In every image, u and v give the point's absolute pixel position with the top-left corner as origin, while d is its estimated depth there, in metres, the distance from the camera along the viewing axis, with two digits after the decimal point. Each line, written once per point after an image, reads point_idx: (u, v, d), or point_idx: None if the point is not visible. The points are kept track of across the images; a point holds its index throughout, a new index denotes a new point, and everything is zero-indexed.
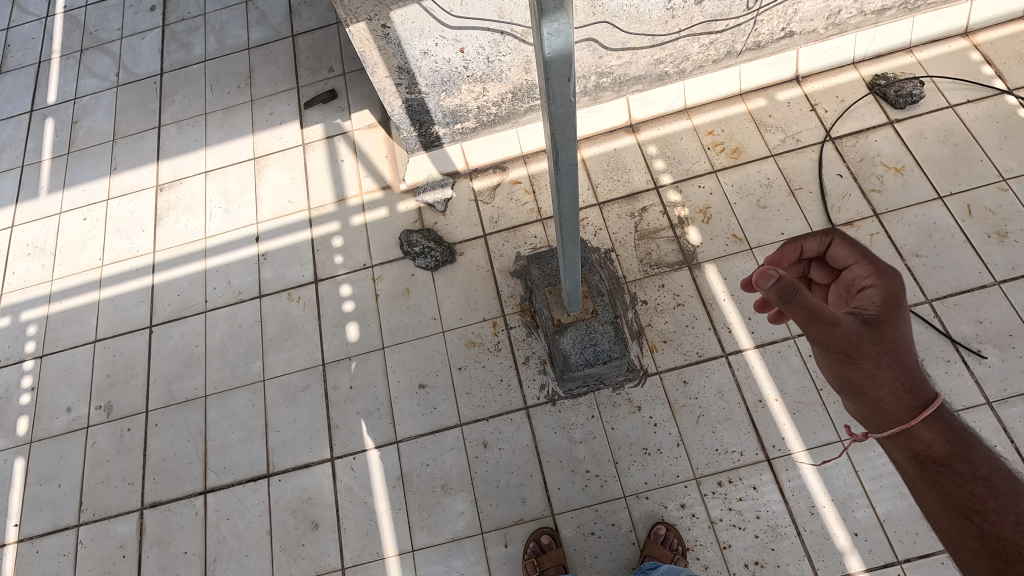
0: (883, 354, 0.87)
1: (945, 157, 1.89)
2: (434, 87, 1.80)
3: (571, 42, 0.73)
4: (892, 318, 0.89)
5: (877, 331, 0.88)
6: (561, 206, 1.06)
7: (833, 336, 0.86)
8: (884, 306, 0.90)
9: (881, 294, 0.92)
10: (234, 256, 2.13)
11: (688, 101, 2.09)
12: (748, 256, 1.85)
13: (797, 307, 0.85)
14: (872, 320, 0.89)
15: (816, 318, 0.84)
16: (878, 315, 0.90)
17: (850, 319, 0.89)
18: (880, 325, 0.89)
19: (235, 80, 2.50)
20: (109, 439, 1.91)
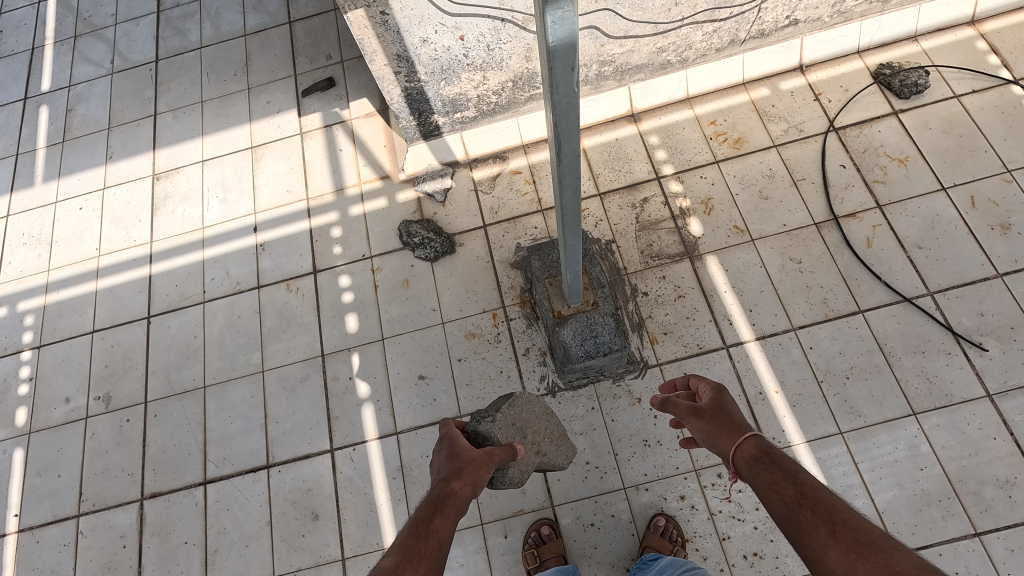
0: (726, 431, 1.08)
1: (949, 147, 1.87)
2: (434, 76, 1.77)
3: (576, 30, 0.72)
4: (720, 399, 1.17)
5: (712, 410, 1.14)
6: (563, 196, 1.04)
7: (702, 416, 1.14)
8: (714, 394, 1.19)
9: (714, 389, 1.22)
10: (232, 246, 2.11)
11: (691, 91, 2.06)
12: (750, 248, 1.83)
13: (686, 407, 1.19)
14: (713, 399, 1.19)
15: (696, 409, 1.18)
16: (712, 403, 1.18)
17: (709, 403, 1.18)
18: (714, 407, 1.15)
19: (232, 67, 2.46)
20: (108, 429, 1.91)
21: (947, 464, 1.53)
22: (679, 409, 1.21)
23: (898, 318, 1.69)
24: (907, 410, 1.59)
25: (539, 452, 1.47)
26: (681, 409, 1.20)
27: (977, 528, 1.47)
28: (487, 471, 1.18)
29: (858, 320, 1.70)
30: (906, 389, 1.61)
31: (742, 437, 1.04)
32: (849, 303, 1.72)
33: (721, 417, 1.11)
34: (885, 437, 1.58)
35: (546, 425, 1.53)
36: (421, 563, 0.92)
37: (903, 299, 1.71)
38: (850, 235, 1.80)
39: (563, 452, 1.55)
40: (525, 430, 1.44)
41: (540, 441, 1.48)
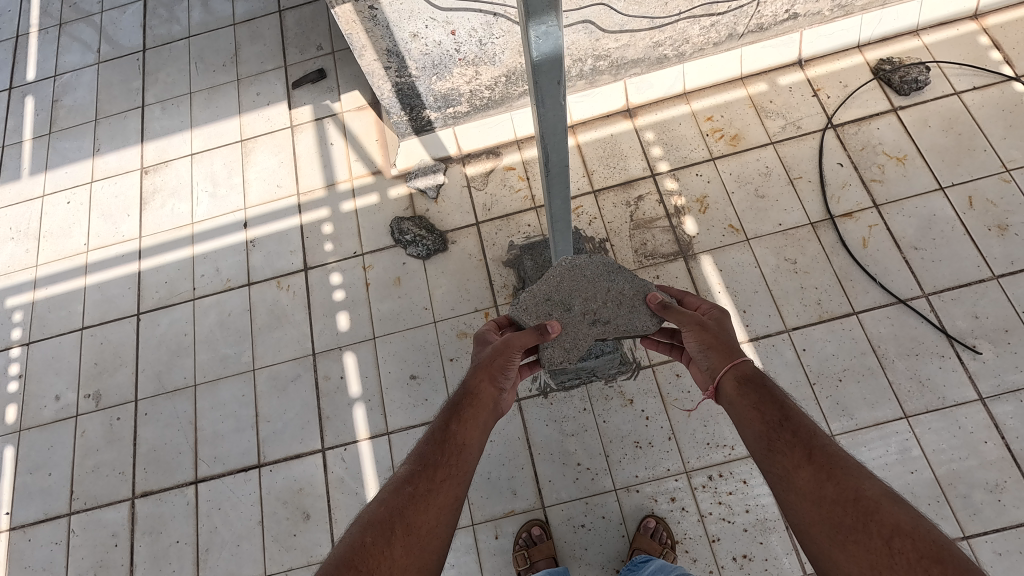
0: (725, 350, 1.18)
1: (948, 146, 1.85)
2: (425, 70, 1.74)
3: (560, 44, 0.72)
4: (724, 322, 1.26)
5: (716, 329, 1.23)
6: (553, 203, 1.03)
7: (706, 332, 1.23)
8: (718, 315, 1.27)
9: (717, 311, 1.30)
10: (222, 242, 2.09)
11: (687, 85, 2.03)
12: (745, 248, 1.81)
13: (692, 320, 1.26)
14: (716, 320, 1.27)
15: (703, 324, 1.25)
16: (715, 321, 1.26)
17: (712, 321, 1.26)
18: (717, 326, 1.24)
19: (221, 58, 2.41)
20: (99, 428, 1.90)
21: (937, 468, 1.53)
22: (685, 320, 1.27)
23: (893, 320, 1.68)
24: (899, 413, 1.59)
25: (592, 320, 1.40)
26: (686, 319, 1.27)
27: (965, 532, 1.47)
28: (511, 361, 1.26)
29: (852, 321, 1.69)
30: (898, 392, 1.61)
31: (741, 361, 1.15)
32: (843, 304, 1.71)
33: (722, 336, 1.21)
34: (876, 440, 1.58)
35: (606, 285, 1.42)
36: (437, 471, 1.06)
37: (897, 300, 1.69)
38: (846, 235, 1.79)
39: (642, 311, 1.39)
40: (569, 303, 1.41)
41: (596, 310, 1.41)
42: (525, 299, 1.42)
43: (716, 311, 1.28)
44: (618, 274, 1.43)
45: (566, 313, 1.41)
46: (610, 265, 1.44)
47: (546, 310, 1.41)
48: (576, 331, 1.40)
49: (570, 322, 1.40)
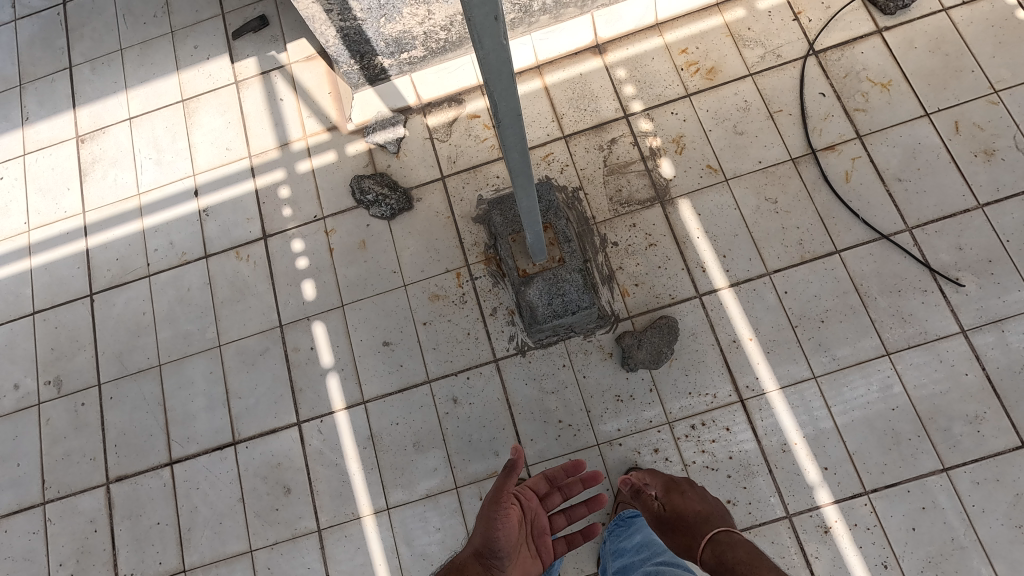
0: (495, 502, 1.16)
1: (934, 69, 1.75)
2: (371, 12, 1.58)
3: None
4: (676, 496, 1.32)
5: (675, 521, 1.28)
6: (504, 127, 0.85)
7: (662, 521, 1.30)
8: (662, 484, 1.36)
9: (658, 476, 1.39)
10: (172, 213, 1.96)
11: (660, 15, 1.88)
12: (723, 189, 1.73)
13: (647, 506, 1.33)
14: (665, 492, 1.34)
15: (670, 484, 1.35)
16: (663, 497, 1.33)
17: (657, 503, 1.33)
18: (686, 510, 1.29)
19: (151, 8, 2.19)
20: (64, 415, 1.82)
21: (918, 403, 1.53)
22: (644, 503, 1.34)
23: (875, 257, 1.63)
24: (882, 350, 1.57)
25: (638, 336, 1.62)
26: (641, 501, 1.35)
27: (945, 464, 1.49)
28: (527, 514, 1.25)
29: (834, 261, 1.64)
30: (880, 329, 1.59)
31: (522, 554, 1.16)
32: (826, 243, 1.66)
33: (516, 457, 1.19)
34: (859, 379, 1.56)
35: (582, 343, 1.66)
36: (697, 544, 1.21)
37: (880, 236, 1.64)
38: (829, 170, 1.71)
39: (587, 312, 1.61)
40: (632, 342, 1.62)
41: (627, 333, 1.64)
42: (649, 359, 1.61)
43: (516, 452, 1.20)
44: (568, 284, 1.59)
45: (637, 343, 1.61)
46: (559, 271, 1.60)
47: (668, 355, 1.62)
48: (648, 332, 1.62)
49: (653, 338, 1.61)
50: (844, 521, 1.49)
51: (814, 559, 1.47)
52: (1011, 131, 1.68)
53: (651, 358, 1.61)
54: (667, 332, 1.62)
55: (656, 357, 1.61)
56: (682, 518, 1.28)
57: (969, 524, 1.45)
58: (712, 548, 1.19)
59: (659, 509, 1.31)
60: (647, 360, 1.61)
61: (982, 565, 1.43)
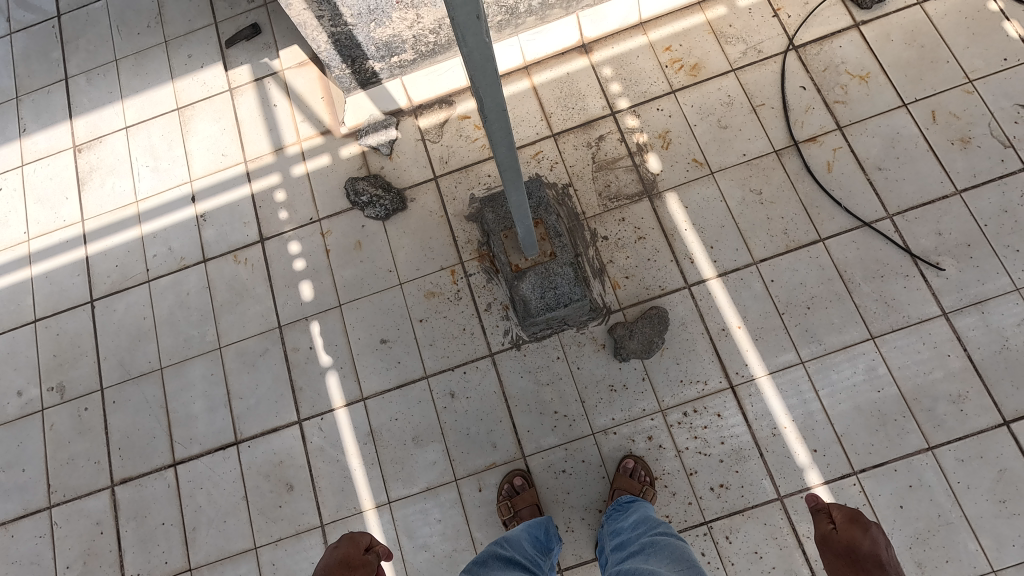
0: (346, 562, 1.11)
1: (911, 60, 1.80)
2: (361, 17, 1.61)
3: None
4: (857, 526, 1.13)
5: (843, 541, 1.11)
6: (491, 123, 0.90)
7: (830, 543, 1.13)
8: (847, 514, 1.17)
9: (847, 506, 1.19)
10: (170, 219, 1.99)
11: (644, 14, 1.93)
12: (709, 181, 1.78)
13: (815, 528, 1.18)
14: (847, 523, 1.15)
15: (856, 516, 1.15)
16: (841, 525, 1.15)
17: (841, 530, 1.14)
18: (858, 539, 1.10)
19: (145, 18, 2.23)
20: (67, 420, 1.85)
21: (903, 384, 1.57)
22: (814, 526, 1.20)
23: (858, 244, 1.68)
24: (866, 334, 1.62)
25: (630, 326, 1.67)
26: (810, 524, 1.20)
27: (930, 443, 1.53)
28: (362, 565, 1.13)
29: (818, 249, 1.69)
30: (864, 313, 1.63)
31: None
32: (810, 232, 1.70)
33: (360, 536, 1.19)
34: (845, 363, 1.60)
35: (576, 335, 1.70)
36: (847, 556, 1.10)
37: (862, 224, 1.69)
38: (811, 160, 1.76)
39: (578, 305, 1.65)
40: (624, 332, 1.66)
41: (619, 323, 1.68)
42: (641, 348, 1.65)
43: (360, 533, 1.21)
44: (560, 277, 1.63)
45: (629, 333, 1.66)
46: (550, 265, 1.64)
47: (659, 345, 1.66)
48: (639, 322, 1.66)
49: (644, 329, 1.65)
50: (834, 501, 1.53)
51: (806, 539, 1.51)
52: (987, 118, 1.73)
53: (643, 349, 1.65)
54: (657, 322, 1.66)
55: (648, 347, 1.65)
56: (851, 549, 1.09)
57: (955, 500, 1.49)
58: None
59: (840, 535, 1.13)
60: (638, 349, 1.65)
61: (968, 540, 1.47)
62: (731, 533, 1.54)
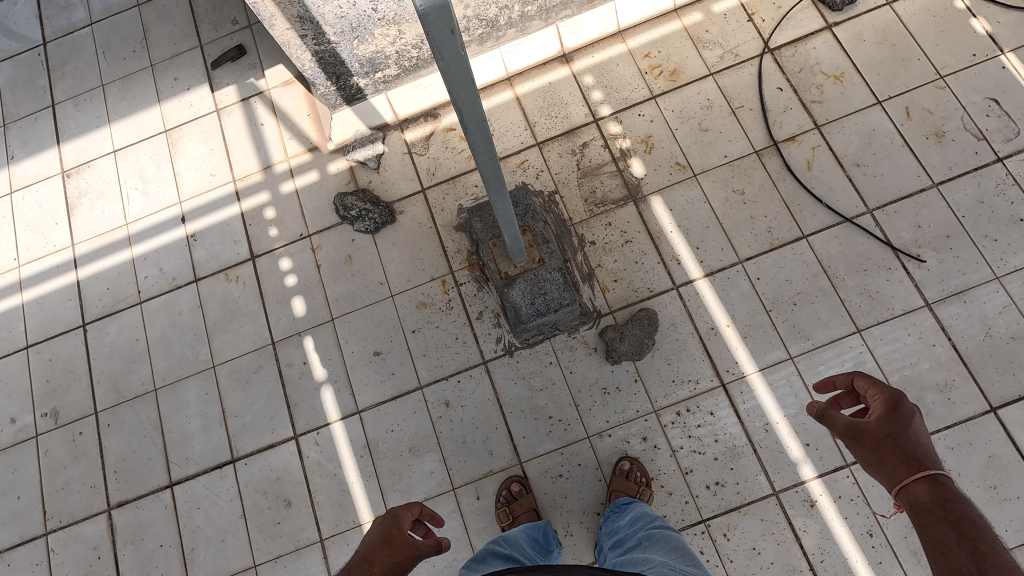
0: (387, 541, 1.04)
1: (883, 59, 1.84)
2: (344, 35, 1.63)
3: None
4: (899, 416, 0.90)
5: (883, 435, 0.89)
6: (472, 132, 0.92)
7: (864, 439, 0.90)
8: (885, 399, 0.93)
9: (883, 390, 0.95)
10: (161, 240, 2.00)
11: (622, 23, 1.97)
12: (693, 184, 1.81)
13: (839, 416, 0.94)
14: (884, 412, 0.92)
15: (898, 401, 0.92)
16: (881, 415, 0.91)
17: (877, 420, 0.90)
18: (902, 433, 0.88)
19: (131, 43, 2.25)
20: (62, 445, 1.85)
21: (890, 376, 1.60)
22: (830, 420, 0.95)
23: (841, 239, 1.71)
24: (852, 327, 1.64)
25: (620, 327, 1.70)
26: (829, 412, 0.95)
27: None
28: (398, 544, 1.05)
29: (802, 246, 1.71)
30: (850, 307, 1.66)
31: (380, 559, 1.00)
32: (793, 229, 1.73)
33: (405, 511, 1.14)
34: (833, 357, 1.63)
35: (568, 340, 1.72)
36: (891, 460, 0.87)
37: (844, 220, 1.72)
38: (791, 159, 1.79)
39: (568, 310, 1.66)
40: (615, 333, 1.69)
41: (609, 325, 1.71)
42: (631, 350, 1.67)
43: (406, 508, 1.16)
44: (549, 282, 1.65)
45: (619, 334, 1.68)
46: (540, 272, 1.66)
47: (650, 346, 1.68)
48: (629, 325, 1.69)
49: (634, 331, 1.68)
50: (829, 493, 1.54)
51: (803, 533, 1.53)
52: (959, 113, 1.77)
53: (634, 351, 1.67)
54: (647, 324, 1.69)
55: (639, 349, 1.67)
56: (894, 449, 0.87)
57: None
58: (930, 486, 0.82)
59: (877, 426, 0.90)
60: (629, 351, 1.67)
61: None
62: (728, 530, 1.55)
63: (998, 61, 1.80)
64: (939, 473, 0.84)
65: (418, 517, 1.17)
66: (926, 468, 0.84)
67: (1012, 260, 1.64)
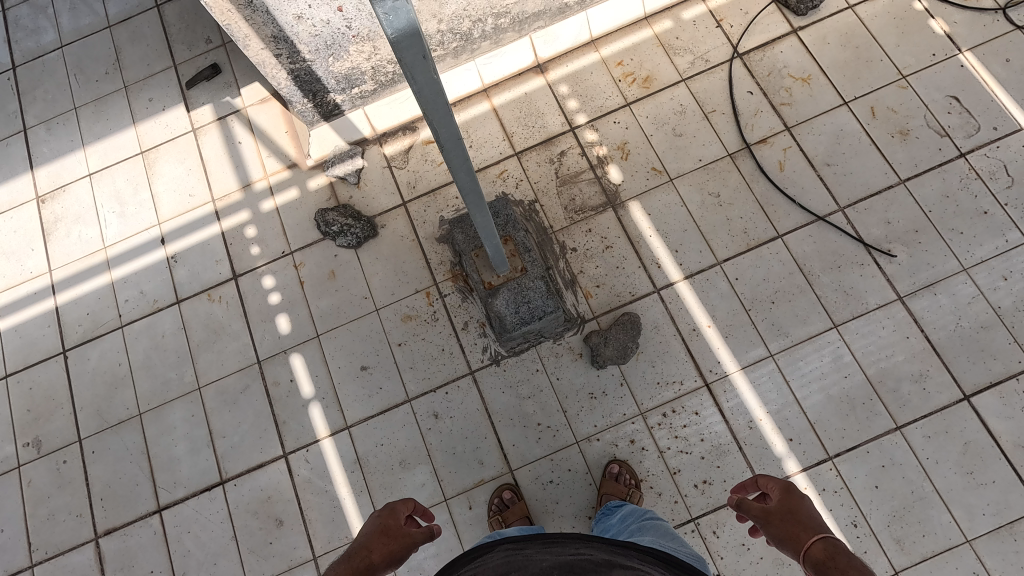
0: (384, 531, 1.10)
1: (847, 61, 1.90)
2: (319, 53, 1.64)
3: (416, 20, 0.66)
4: (795, 497, 1.09)
5: (784, 513, 1.07)
6: (449, 150, 0.93)
7: (772, 520, 1.07)
8: (778, 486, 1.12)
9: (777, 480, 1.14)
10: (140, 262, 1.98)
11: (594, 32, 2.00)
12: (669, 188, 1.84)
13: (752, 504, 1.11)
14: (781, 497, 1.11)
15: (790, 487, 1.12)
16: (780, 500, 1.10)
17: (779, 504, 1.09)
18: (800, 508, 1.08)
19: (103, 65, 2.23)
20: (46, 474, 1.82)
21: (867, 369, 1.64)
22: (746, 506, 1.12)
23: (815, 238, 1.75)
24: (830, 323, 1.69)
25: (604, 331, 1.72)
26: (743, 503, 1.12)
27: (898, 422, 1.60)
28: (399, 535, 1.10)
29: (778, 245, 1.76)
30: (826, 303, 1.70)
31: (378, 548, 1.07)
32: (768, 229, 1.77)
33: (401, 504, 1.17)
34: (812, 353, 1.67)
35: (553, 346, 1.74)
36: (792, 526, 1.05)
37: (816, 218, 1.77)
38: (763, 161, 1.83)
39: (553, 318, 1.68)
40: (600, 338, 1.70)
41: (592, 330, 1.73)
42: (615, 353, 1.69)
43: (402, 500, 1.19)
44: (533, 291, 1.66)
45: (603, 338, 1.70)
46: (523, 281, 1.67)
47: (634, 350, 1.70)
48: (613, 329, 1.71)
49: (618, 335, 1.70)
50: (813, 487, 1.58)
51: None
52: (922, 111, 1.83)
53: (618, 355, 1.69)
54: (630, 328, 1.71)
55: (623, 353, 1.69)
56: (794, 518, 1.06)
57: (925, 475, 1.56)
58: (826, 544, 1.00)
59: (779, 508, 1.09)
60: (614, 355, 1.69)
61: (941, 514, 1.53)
62: (717, 527, 1.58)
63: (957, 60, 1.86)
64: (829, 533, 1.03)
65: (413, 511, 1.19)
66: (819, 531, 1.04)
67: (978, 252, 1.70)
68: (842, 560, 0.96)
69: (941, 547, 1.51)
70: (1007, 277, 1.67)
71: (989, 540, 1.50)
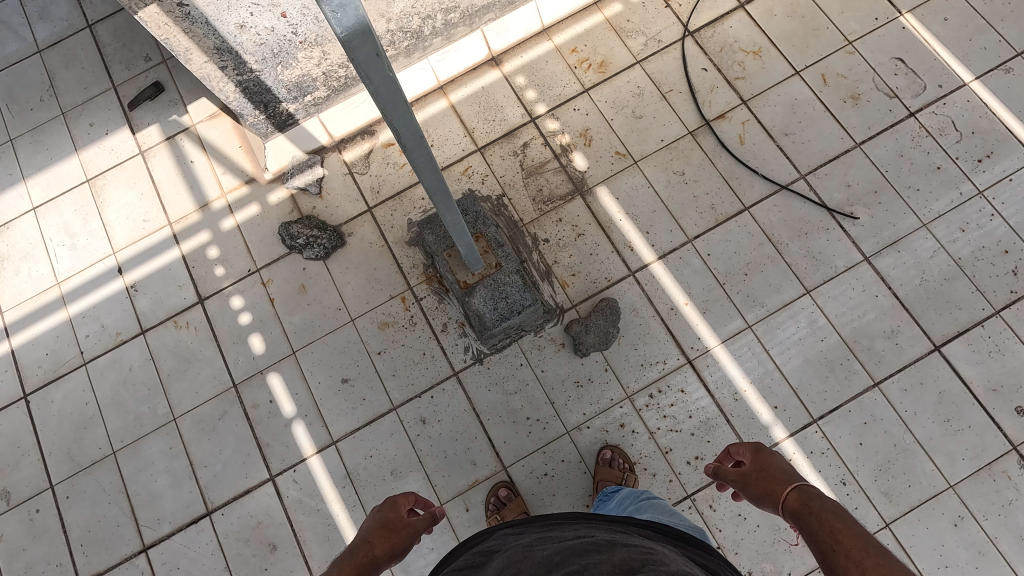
0: (385, 524, 1.09)
1: (795, 31, 1.93)
2: (266, 62, 1.58)
3: (365, 17, 0.63)
4: (764, 455, 1.13)
5: (757, 472, 1.11)
6: (412, 151, 0.92)
7: (748, 481, 1.11)
8: (750, 450, 1.16)
9: (746, 445, 1.18)
10: (98, 295, 1.90)
11: (545, 21, 1.99)
12: (635, 171, 1.84)
13: (728, 472, 1.16)
14: (753, 458, 1.15)
15: (759, 448, 1.16)
16: (752, 462, 1.14)
17: (751, 469, 1.12)
18: (770, 464, 1.11)
19: (37, 92, 2.12)
20: (18, 526, 1.73)
21: (842, 330, 1.68)
22: (723, 475, 1.17)
23: (780, 207, 1.78)
24: (802, 289, 1.72)
25: (585, 318, 1.72)
26: (721, 471, 1.18)
27: (875, 379, 1.64)
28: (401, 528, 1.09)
29: (745, 217, 1.78)
30: (797, 270, 1.73)
31: (380, 539, 1.06)
32: (734, 203, 1.79)
33: (403, 498, 1.17)
34: (788, 320, 1.70)
35: (535, 339, 1.73)
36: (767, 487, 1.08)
37: (780, 188, 1.80)
38: (723, 136, 1.85)
39: (533, 311, 1.67)
40: (583, 327, 1.70)
41: (573, 318, 1.73)
42: (596, 339, 1.68)
43: (403, 495, 1.18)
44: (509, 286, 1.65)
45: (584, 325, 1.70)
46: (499, 277, 1.66)
47: (615, 334, 1.70)
48: (593, 317, 1.70)
49: (598, 322, 1.69)
50: (802, 451, 1.61)
51: None
52: (870, 75, 1.87)
53: (600, 341, 1.69)
54: (610, 314, 1.70)
55: (605, 339, 1.69)
56: (767, 474, 1.09)
57: (906, 427, 1.60)
58: (800, 491, 1.02)
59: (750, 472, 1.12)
60: (596, 342, 1.69)
61: (924, 463, 1.58)
62: (713, 501, 1.60)
63: (898, 22, 1.91)
64: (802, 480, 1.05)
65: (415, 504, 1.19)
66: (792, 480, 1.06)
67: (935, 206, 1.75)
68: (816, 503, 0.98)
69: (927, 495, 1.56)
70: (964, 228, 1.73)
71: (971, 483, 1.55)
